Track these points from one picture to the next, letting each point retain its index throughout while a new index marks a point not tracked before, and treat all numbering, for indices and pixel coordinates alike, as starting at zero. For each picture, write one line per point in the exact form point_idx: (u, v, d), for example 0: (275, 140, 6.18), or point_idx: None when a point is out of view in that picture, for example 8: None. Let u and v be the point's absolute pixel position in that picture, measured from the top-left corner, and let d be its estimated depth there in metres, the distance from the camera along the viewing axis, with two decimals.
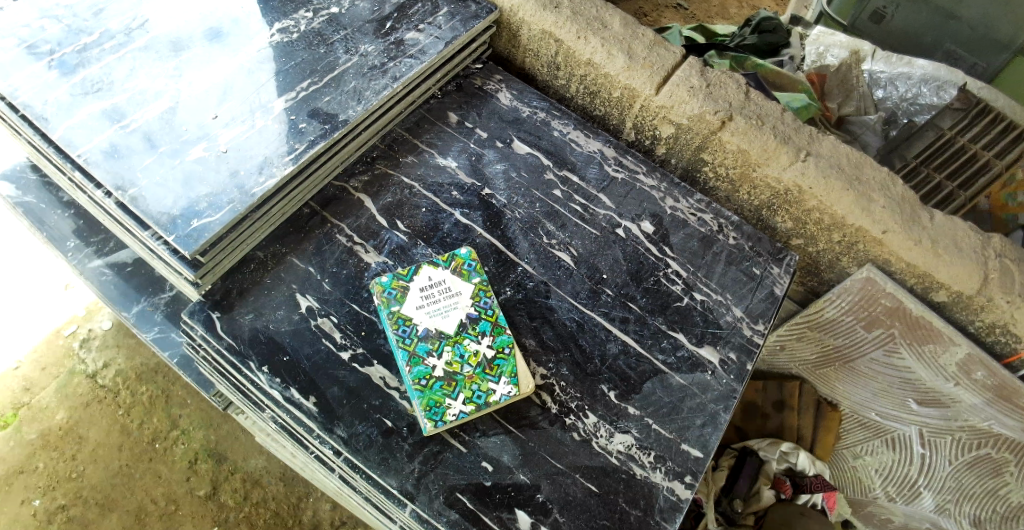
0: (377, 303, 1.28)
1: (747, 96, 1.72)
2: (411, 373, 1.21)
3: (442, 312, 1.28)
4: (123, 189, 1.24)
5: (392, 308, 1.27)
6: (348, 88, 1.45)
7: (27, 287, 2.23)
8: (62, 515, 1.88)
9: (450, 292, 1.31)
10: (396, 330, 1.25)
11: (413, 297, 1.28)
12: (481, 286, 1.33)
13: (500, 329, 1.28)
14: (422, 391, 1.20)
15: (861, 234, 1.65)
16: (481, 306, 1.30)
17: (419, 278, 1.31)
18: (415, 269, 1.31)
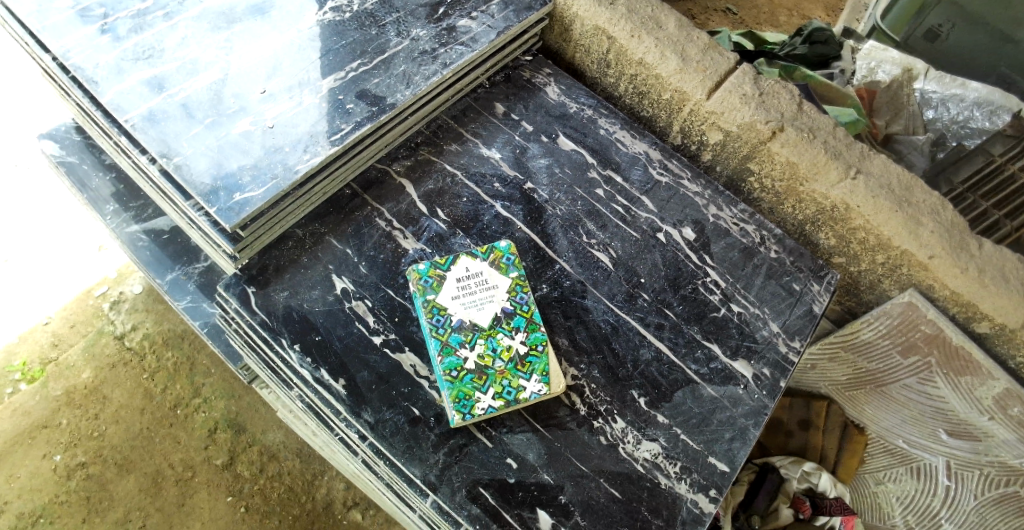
0: (413, 290, 1.27)
1: (800, 107, 1.68)
2: (443, 363, 1.20)
3: (477, 305, 1.27)
4: (167, 157, 1.25)
5: (427, 296, 1.26)
6: (397, 72, 1.44)
7: (63, 245, 2.28)
8: (81, 471, 1.92)
9: (486, 284, 1.30)
10: (430, 319, 1.24)
11: (449, 287, 1.27)
12: (518, 281, 1.32)
13: (534, 326, 1.27)
14: (452, 382, 1.19)
15: (906, 258, 1.60)
16: (517, 301, 1.29)
17: (457, 267, 1.30)
18: (453, 258, 1.30)
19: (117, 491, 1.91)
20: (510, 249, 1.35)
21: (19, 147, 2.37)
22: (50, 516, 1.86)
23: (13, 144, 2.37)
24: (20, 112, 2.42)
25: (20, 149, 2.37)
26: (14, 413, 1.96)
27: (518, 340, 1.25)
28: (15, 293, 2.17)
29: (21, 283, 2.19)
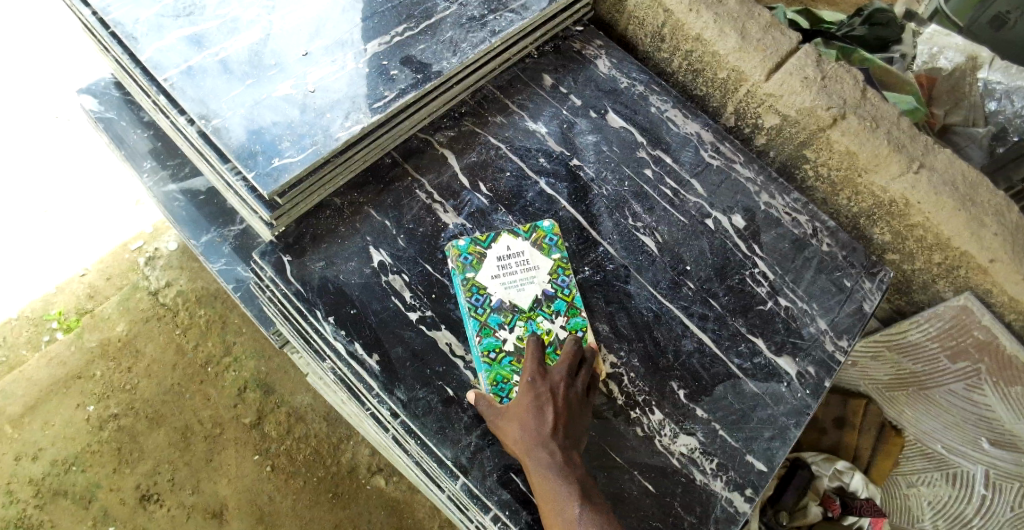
0: (452, 267, 1.25)
1: (864, 93, 1.58)
2: (482, 343, 1.18)
3: (517, 286, 1.24)
4: (206, 119, 1.22)
5: (467, 275, 1.24)
6: (444, 38, 1.38)
7: (101, 198, 2.29)
8: (114, 423, 1.95)
9: (527, 265, 1.27)
10: (468, 298, 1.22)
11: (489, 266, 1.25)
12: (560, 262, 1.29)
13: (574, 310, 1.25)
14: (493, 361, 1.17)
15: (965, 260, 1.52)
16: (558, 284, 1.26)
17: (497, 245, 1.27)
18: (494, 236, 1.27)
19: (147, 444, 1.95)
20: (553, 229, 1.32)
21: (59, 99, 2.38)
22: (82, 464, 1.91)
23: (54, 96, 2.38)
24: (59, 63, 2.41)
25: (60, 101, 2.38)
26: (49, 361, 1.99)
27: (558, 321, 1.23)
28: (54, 244, 2.20)
29: (61, 235, 2.21)
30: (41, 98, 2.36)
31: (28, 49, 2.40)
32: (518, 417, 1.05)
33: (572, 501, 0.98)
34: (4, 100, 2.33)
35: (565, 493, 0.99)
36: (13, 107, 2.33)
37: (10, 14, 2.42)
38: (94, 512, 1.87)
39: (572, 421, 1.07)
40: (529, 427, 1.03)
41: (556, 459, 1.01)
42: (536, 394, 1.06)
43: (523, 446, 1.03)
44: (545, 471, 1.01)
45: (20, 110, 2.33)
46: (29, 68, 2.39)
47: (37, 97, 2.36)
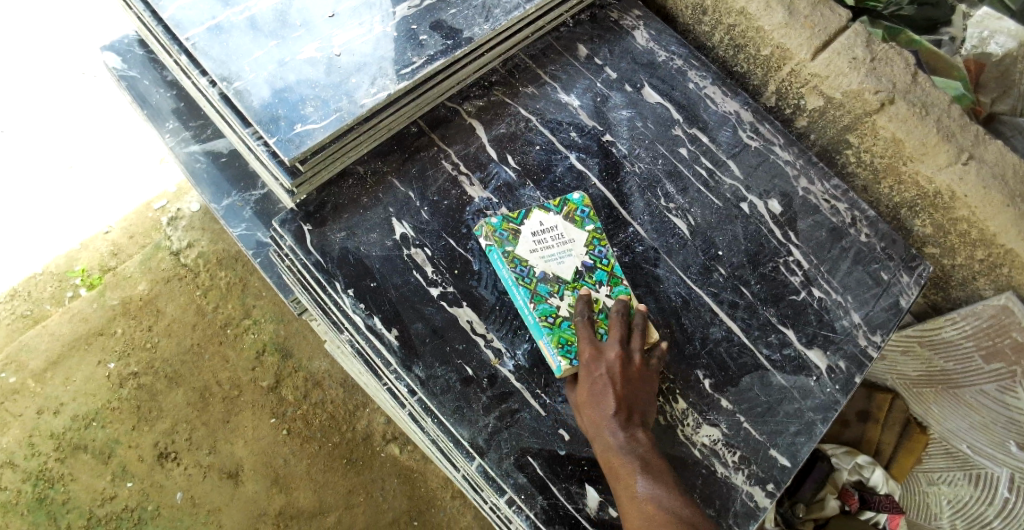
0: (489, 243, 1.18)
1: (915, 77, 1.49)
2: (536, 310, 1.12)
3: (557, 258, 1.18)
4: (228, 81, 1.18)
5: (506, 249, 1.17)
6: (476, 3, 1.32)
7: (125, 157, 2.28)
8: (133, 381, 1.97)
9: (562, 238, 1.20)
10: (513, 269, 1.15)
11: (526, 241, 1.18)
12: (595, 234, 1.22)
13: (616, 279, 1.19)
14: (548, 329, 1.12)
15: (1010, 257, 1.45)
16: (595, 255, 1.20)
17: (530, 221, 1.20)
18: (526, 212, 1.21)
19: (166, 403, 1.97)
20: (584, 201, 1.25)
21: (85, 55, 2.36)
22: (102, 420, 1.93)
23: (79, 52, 2.35)
24: (85, 20, 2.38)
25: (85, 57, 2.36)
26: (72, 318, 2.01)
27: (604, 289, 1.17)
28: (78, 202, 2.19)
29: (86, 192, 2.21)
30: (67, 54, 2.34)
31: (52, 4, 2.37)
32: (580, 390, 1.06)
33: (634, 478, 0.97)
34: (30, 55, 2.32)
35: (625, 471, 0.97)
36: (39, 63, 2.32)
37: None
38: (112, 467, 1.90)
39: (636, 397, 1.03)
40: (589, 402, 1.03)
41: (615, 437, 1.00)
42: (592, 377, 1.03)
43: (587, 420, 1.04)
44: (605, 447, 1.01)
45: (46, 65, 2.32)
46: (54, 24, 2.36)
47: (61, 56, 2.34)
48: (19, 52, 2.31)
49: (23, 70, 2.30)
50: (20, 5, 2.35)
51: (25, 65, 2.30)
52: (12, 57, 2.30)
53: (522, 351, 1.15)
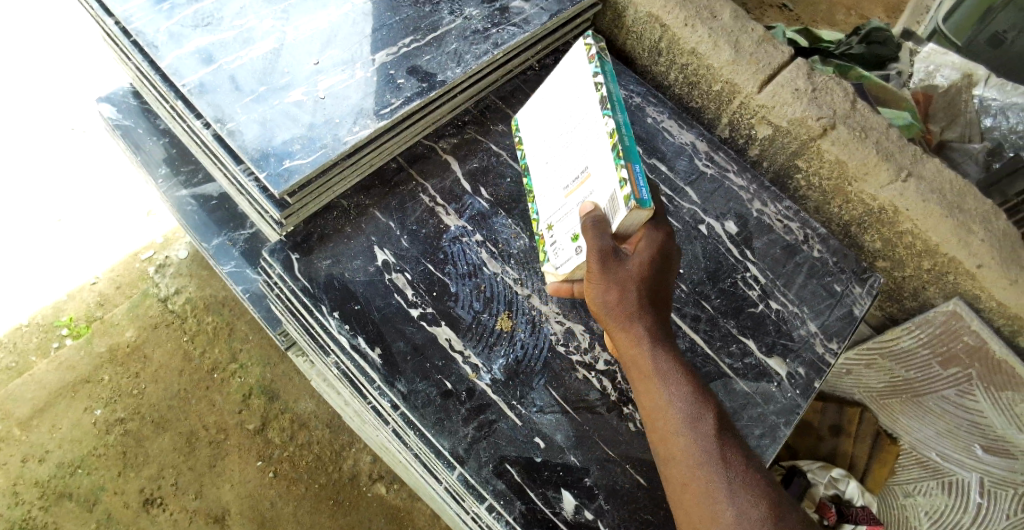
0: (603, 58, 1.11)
1: (854, 105, 1.64)
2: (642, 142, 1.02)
3: None
4: (221, 122, 1.28)
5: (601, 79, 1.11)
6: (449, 50, 1.46)
7: (113, 211, 2.49)
8: (121, 426, 2.10)
9: None
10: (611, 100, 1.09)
11: None
12: None
13: None
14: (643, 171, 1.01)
15: (953, 265, 1.56)
16: None
17: None
18: None
19: (152, 448, 2.10)
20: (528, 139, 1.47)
21: (78, 116, 2.62)
22: (88, 467, 2.04)
23: (72, 113, 2.61)
24: (76, 94, 2.63)
25: (79, 117, 2.62)
26: (59, 366, 2.15)
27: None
28: (66, 253, 2.39)
29: (73, 242, 2.41)
30: (62, 116, 2.60)
31: (50, 70, 2.66)
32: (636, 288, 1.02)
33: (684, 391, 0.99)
34: (26, 115, 2.57)
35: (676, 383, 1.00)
36: (31, 123, 2.57)
37: (42, 39, 2.69)
38: (98, 514, 2.00)
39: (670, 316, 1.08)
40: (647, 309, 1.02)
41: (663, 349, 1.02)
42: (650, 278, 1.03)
43: (639, 328, 1.02)
44: (662, 361, 1.00)
45: (40, 125, 2.57)
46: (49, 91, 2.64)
47: (56, 116, 2.60)
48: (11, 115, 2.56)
49: (19, 129, 2.55)
50: (22, 79, 2.62)
51: (17, 127, 2.55)
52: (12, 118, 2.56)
53: (498, 365, 1.23)
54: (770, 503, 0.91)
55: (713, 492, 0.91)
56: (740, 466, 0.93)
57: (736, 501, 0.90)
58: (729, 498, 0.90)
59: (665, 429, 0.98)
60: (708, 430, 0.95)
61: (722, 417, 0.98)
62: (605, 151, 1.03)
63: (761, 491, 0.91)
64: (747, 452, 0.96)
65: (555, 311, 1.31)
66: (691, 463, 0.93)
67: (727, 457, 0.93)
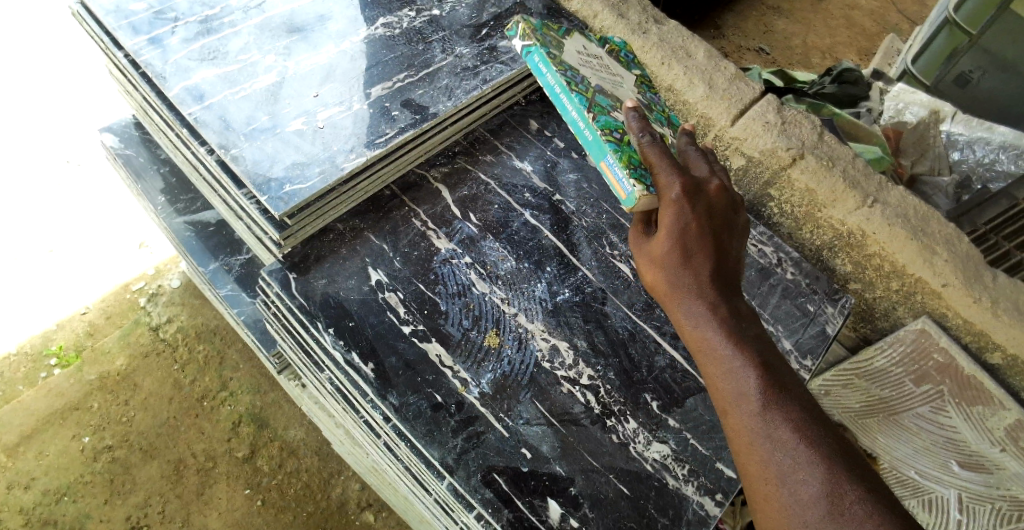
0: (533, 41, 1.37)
1: (821, 137, 1.76)
2: (597, 121, 1.26)
3: (609, 83, 1.43)
4: (225, 148, 1.36)
5: (550, 52, 1.36)
6: (440, 85, 1.56)
7: (108, 245, 2.83)
8: (108, 453, 2.36)
9: (611, 72, 1.50)
10: (565, 73, 1.33)
11: (572, 56, 1.40)
12: (639, 80, 1.55)
13: (672, 124, 1.47)
14: (614, 145, 1.25)
15: (919, 285, 1.64)
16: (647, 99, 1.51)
17: (573, 44, 1.45)
18: (566, 35, 1.46)
19: (139, 476, 2.34)
20: (627, 47, 1.62)
21: (85, 159, 2.99)
22: (73, 494, 2.29)
23: (77, 156, 3.00)
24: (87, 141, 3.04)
25: (85, 159, 3.00)
26: (48, 393, 2.43)
27: (685, 138, 1.33)
28: (61, 283, 2.71)
29: (65, 272, 2.73)
30: (69, 160, 2.98)
31: (67, 119, 3.09)
32: (672, 265, 1.12)
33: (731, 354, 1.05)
34: (32, 156, 2.97)
35: (720, 346, 1.06)
36: (34, 163, 2.95)
37: (66, 94, 3.15)
38: None
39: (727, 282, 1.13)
40: (689, 283, 1.11)
41: (709, 315, 1.09)
42: (689, 247, 1.12)
43: (683, 303, 1.11)
44: (710, 331, 1.07)
45: (46, 166, 2.95)
46: (52, 135, 3.04)
47: (53, 158, 2.98)
48: (14, 156, 2.95)
49: (31, 169, 2.94)
50: (42, 126, 3.05)
51: (21, 167, 2.93)
52: (21, 159, 2.95)
53: (486, 379, 1.29)
54: (822, 461, 0.94)
55: (765, 457, 0.97)
56: (789, 426, 0.97)
57: (785, 463, 0.95)
58: (778, 461, 0.96)
59: (716, 389, 1.06)
60: (758, 396, 1.00)
61: (776, 378, 1.03)
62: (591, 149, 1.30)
63: (812, 451, 0.95)
64: (800, 410, 0.99)
65: (540, 328, 1.37)
66: (742, 430, 1.00)
67: (776, 419, 0.98)
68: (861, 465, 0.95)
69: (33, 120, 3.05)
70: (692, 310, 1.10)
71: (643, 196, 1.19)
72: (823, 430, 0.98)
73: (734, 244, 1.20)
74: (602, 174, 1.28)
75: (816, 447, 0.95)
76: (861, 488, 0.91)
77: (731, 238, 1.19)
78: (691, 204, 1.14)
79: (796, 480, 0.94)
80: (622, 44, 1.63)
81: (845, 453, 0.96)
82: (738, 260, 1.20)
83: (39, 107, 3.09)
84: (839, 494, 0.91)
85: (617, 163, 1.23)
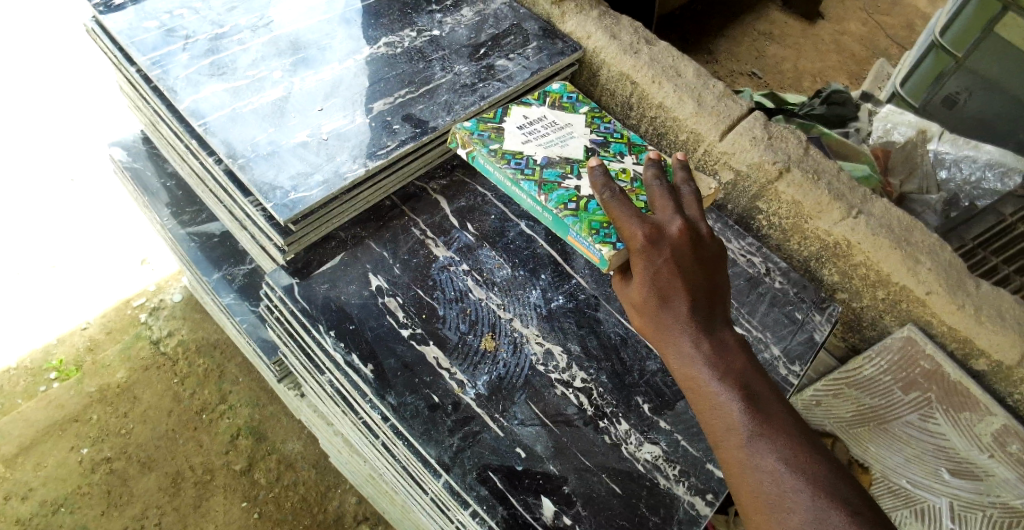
0: (474, 146, 1.48)
1: (806, 151, 1.83)
2: (550, 202, 1.38)
3: (560, 143, 1.54)
4: (233, 157, 1.41)
5: (491, 148, 1.48)
6: (440, 100, 1.62)
7: (110, 261, 2.87)
8: (106, 465, 2.38)
9: (557, 126, 1.59)
10: (511, 165, 1.44)
11: (513, 139, 1.51)
12: (590, 116, 1.65)
13: (635, 149, 1.59)
14: (572, 218, 1.35)
15: (905, 293, 1.69)
16: (603, 132, 1.61)
17: (511, 122, 1.55)
18: (501, 117, 1.56)
19: (137, 487, 2.36)
20: (566, 90, 1.70)
21: (90, 178, 3.05)
22: (71, 505, 2.30)
23: (83, 174, 3.05)
24: (92, 160, 3.10)
25: (90, 178, 3.05)
26: (48, 405, 2.46)
27: (654, 168, 1.39)
28: (63, 297, 2.74)
29: (67, 287, 2.77)
30: (73, 178, 3.04)
31: (74, 138, 3.16)
32: (656, 307, 1.18)
33: (716, 389, 1.09)
34: (37, 174, 3.02)
35: (705, 382, 1.10)
36: (37, 182, 3.00)
37: (74, 114, 3.22)
38: None
39: (711, 316, 1.18)
40: (672, 322, 1.16)
41: (694, 352, 1.13)
42: (670, 287, 1.18)
43: (668, 342, 1.16)
44: (695, 366, 1.12)
45: (51, 183, 3.00)
46: (56, 153, 3.09)
47: (58, 176, 3.03)
48: (16, 175, 3.00)
49: (36, 186, 2.99)
50: (49, 145, 3.11)
51: (24, 185, 2.98)
52: (27, 177, 3.00)
53: (481, 381, 1.33)
54: (807, 487, 0.98)
55: (754, 487, 1.01)
56: (775, 454, 1.01)
57: (773, 491, 0.99)
58: (766, 490, 1.00)
59: (707, 423, 1.09)
60: (743, 427, 1.04)
61: (760, 409, 1.06)
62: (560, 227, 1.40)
63: (797, 478, 0.99)
64: (785, 438, 1.03)
65: (535, 333, 1.41)
66: (731, 463, 1.04)
67: (761, 449, 1.02)
68: (847, 486, 0.99)
69: (38, 140, 3.11)
70: (679, 348, 1.14)
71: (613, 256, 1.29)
72: (809, 455, 1.01)
73: (717, 277, 1.24)
74: (574, 245, 1.39)
75: (802, 474, 0.99)
76: (845, 512, 0.94)
77: (712, 271, 1.24)
78: (660, 248, 1.21)
79: (783, 508, 0.97)
80: (562, 89, 1.71)
81: (831, 476, 0.99)
82: (722, 292, 1.24)
83: (44, 127, 3.16)
84: (824, 518, 0.94)
85: (580, 235, 1.34)
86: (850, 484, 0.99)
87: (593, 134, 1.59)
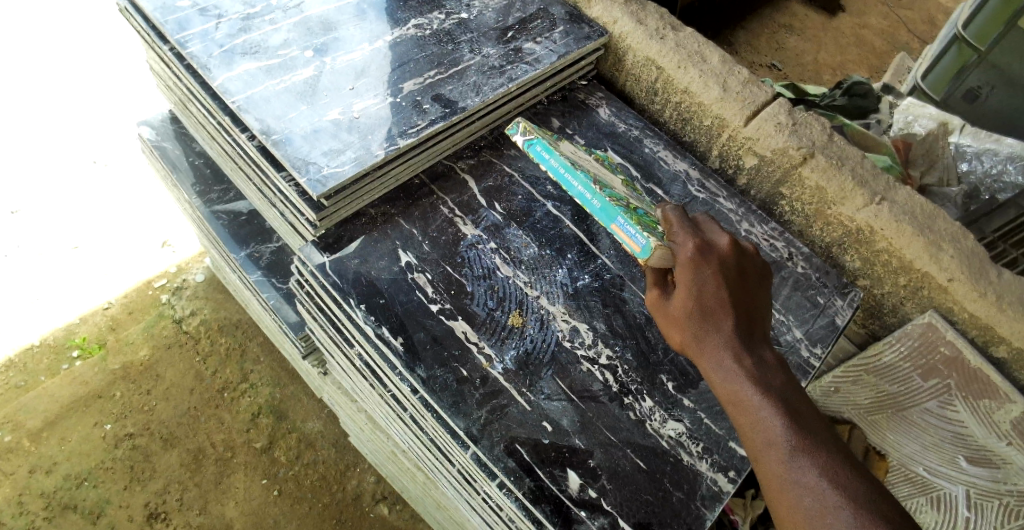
0: (530, 130, 1.58)
1: (830, 138, 1.83)
2: (604, 191, 1.46)
3: (605, 175, 1.59)
4: (266, 133, 1.44)
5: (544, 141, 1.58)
6: (469, 82, 1.64)
7: (133, 241, 2.91)
8: (129, 441, 2.43)
9: (599, 168, 1.62)
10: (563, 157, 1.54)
11: (565, 148, 1.62)
12: (628, 182, 1.65)
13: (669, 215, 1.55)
14: (621, 210, 1.41)
15: (927, 280, 1.69)
16: (640, 194, 1.60)
17: (564, 143, 1.65)
18: (557, 137, 1.67)
19: (159, 464, 2.41)
20: (608, 157, 1.73)
21: (116, 160, 3.10)
22: (94, 480, 2.35)
23: (108, 158, 3.10)
24: (118, 142, 3.15)
25: (116, 160, 3.10)
26: (73, 382, 2.52)
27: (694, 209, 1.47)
28: (86, 277, 2.78)
29: (89, 267, 2.81)
30: (99, 160, 3.08)
31: (100, 120, 3.20)
32: (696, 320, 1.18)
33: (756, 403, 1.08)
34: (64, 154, 3.06)
35: (744, 394, 1.10)
36: (62, 163, 3.04)
37: (102, 95, 3.27)
38: (102, 524, 2.29)
39: (752, 334, 1.18)
40: (713, 336, 1.16)
41: (735, 367, 1.13)
42: (713, 301, 1.20)
43: (708, 355, 1.16)
44: (736, 381, 1.12)
45: (77, 164, 3.05)
46: (80, 135, 3.13)
47: (83, 158, 3.07)
48: (43, 156, 3.04)
49: (63, 167, 3.03)
50: (75, 126, 3.16)
51: (48, 166, 3.02)
52: (54, 157, 3.05)
53: (509, 356, 1.35)
54: (848, 503, 0.96)
55: (793, 502, 0.99)
56: (817, 470, 0.99)
57: (813, 507, 0.97)
58: (806, 505, 0.97)
59: (745, 440, 1.08)
60: (785, 441, 1.03)
61: (801, 423, 1.05)
62: (604, 214, 1.43)
63: (838, 494, 0.97)
64: (825, 454, 1.02)
65: (562, 311, 1.43)
66: (770, 479, 1.02)
67: (802, 464, 1.01)
68: (890, 506, 0.96)
69: (61, 122, 3.15)
70: (719, 363, 1.14)
71: (659, 246, 1.30)
72: (850, 474, 1.00)
73: (757, 300, 1.27)
74: (613, 234, 1.41)
75: (843, 491, 0.97)
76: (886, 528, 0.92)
77: (752, 291, 1.27)
78: (704, 264, 1.25)
79: (823, 524, 0.95)
80: (604, 155, 1.74)
81: (873, 493, 0.97)
82: (762, 314, 1.26)
83: (68, 108, 3.20)
84: None
85: (627, 222, 1.37)
86: (891, 502, 0.97)
87: (630, 189, 1.59)
